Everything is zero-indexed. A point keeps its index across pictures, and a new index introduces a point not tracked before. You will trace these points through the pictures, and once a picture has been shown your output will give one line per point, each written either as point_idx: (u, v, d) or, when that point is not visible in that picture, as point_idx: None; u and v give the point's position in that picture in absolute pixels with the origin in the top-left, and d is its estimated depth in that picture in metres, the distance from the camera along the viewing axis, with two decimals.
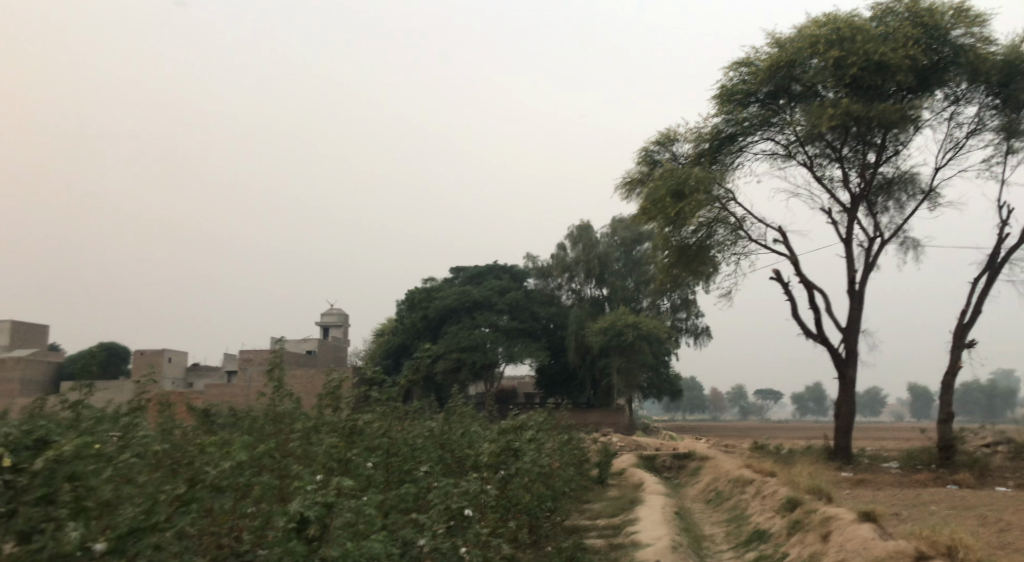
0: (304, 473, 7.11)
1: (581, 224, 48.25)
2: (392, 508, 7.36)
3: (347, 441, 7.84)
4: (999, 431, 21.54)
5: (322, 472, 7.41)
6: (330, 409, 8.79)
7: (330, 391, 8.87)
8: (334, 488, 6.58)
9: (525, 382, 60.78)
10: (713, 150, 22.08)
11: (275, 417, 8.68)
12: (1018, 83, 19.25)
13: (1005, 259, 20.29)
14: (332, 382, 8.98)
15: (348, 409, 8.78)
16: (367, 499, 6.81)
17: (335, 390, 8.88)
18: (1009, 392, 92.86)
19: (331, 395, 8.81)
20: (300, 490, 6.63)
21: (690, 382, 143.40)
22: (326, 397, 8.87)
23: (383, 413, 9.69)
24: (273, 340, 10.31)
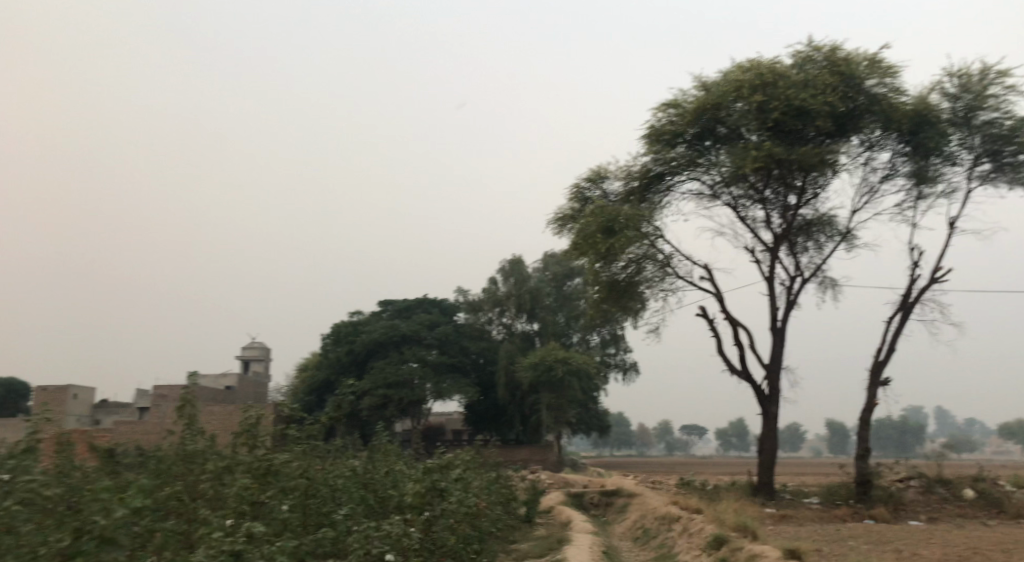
0: (212, 518, 6.76)
1: (512, 259, 48.29)
2: (308, 554, 7.05)
3: (260, 483, 7.54)
4: (913, 466, 22.22)
5: (233, 518, 7.05)
6: (246, 448, 8.38)
7: (246, 427, 8.47)
8: (243, 535, 6.24)
9: (453, 418, 60.10)
10: (642, 188, 22.46)
11: (185, 456, 8.25)
12: (926, 132, 20.26)
13: (917, 299, 21.13)
14: (250, 419, 8.60)
15: (264, 448, 8.42)
16: (279, 545, 6.53)
17: (253, 426, 8.49)
18: (919, 428, 96.60)
19: (248, 432, 8.41)
20: (207, 537, 6.28)
21: (617, 419, 144.31)
22: (244, 434, 8.45)
23: (301, 452, 9.33)
24: (186, 376, 9.84)
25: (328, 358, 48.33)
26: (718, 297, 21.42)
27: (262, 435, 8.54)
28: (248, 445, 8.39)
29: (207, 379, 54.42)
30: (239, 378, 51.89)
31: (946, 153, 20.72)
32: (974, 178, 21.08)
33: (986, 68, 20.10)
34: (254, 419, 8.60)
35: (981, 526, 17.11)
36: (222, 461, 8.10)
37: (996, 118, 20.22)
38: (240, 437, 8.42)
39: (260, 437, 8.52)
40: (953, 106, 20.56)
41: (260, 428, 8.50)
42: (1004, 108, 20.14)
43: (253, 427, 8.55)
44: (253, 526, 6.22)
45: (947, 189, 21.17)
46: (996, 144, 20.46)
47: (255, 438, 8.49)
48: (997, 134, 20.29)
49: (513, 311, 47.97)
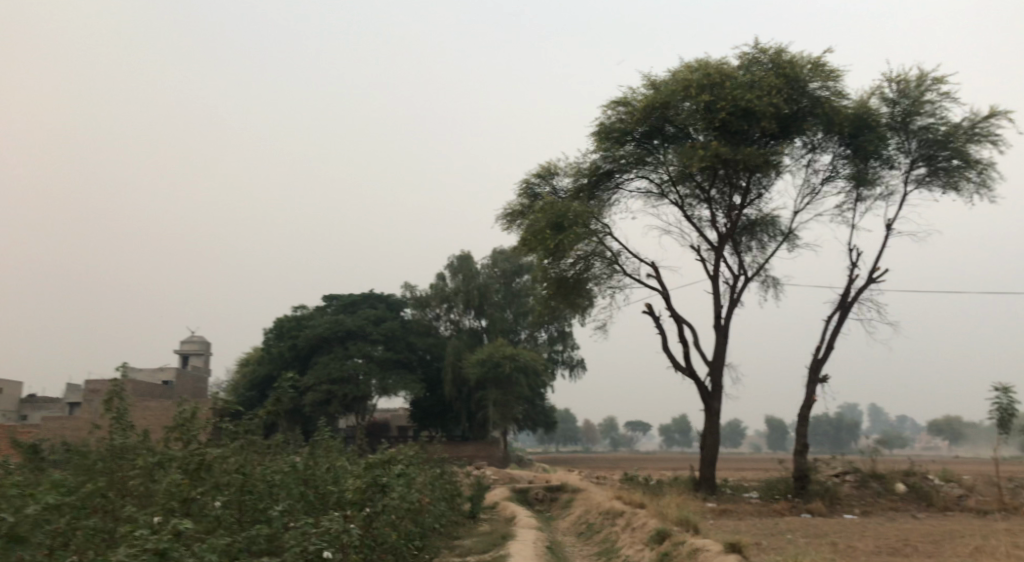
0: (138, 516, 6.54)
1: (461, 255, 48.08)
2: (241, 551, 6.86)
3: (191, 480, 7.32)
4: (849, 461, 22.77)
5: (161, 515, 6.82)
6: (179, 441, 8.14)
7: (180, 421, 8.22)
8: (169, 532, 6.05)
9: (399, 414, 59.66)
10: (591, 185, 22.55)
11: (115, 453, 7.98)
12: (866, 135, 20.78)
13: (855, 298, 21.67)
14: (186, 413, 8.36)
15: (197, 442, 8.13)
16: (209, 543, 6.34)
17: (188, 419, 8.24)
18: (854, 425, 99.42)
19: (183, 425, 8.16)
20: (131, 536, 6.07)
21: (563, 415, 145.06)
22: (179, 428, 8.20)
23: (238, 448, 9.09)
24: (117, 368, 9.49)
25: (271, 353, 47.53)
26: (664, 294, 21.63)
27: (198, 428, 8.30)
28: (183, 438, 8.13)
29: (144, 374, 53.04)
30: (178, 373, 50.70)
31: (884, 156, 21.28)
32: (911, 181, 21.70)
33: (923, 75, 20.70)
34: (191, 413, 8.35)
35: (912, 519, 17.64)
36: (153, 457, 7.84)
37: (931, 123, 20.86)
38: (175, 430, 8.17)
39: (195, 431, 8.28)
40: (891, 111, 21.13)
41: (196, 422, 8.25)
42: (939, 114, 20.78)
43: (188, 421, 8.29)
44: (180, 523, 6.00)
45: (884, 191, 21.74)
46: (931, 149, 21.10)
47: (190, 431, 8.24)
48: (932, 139, 20.92)
49: (461, 307, 47.75)
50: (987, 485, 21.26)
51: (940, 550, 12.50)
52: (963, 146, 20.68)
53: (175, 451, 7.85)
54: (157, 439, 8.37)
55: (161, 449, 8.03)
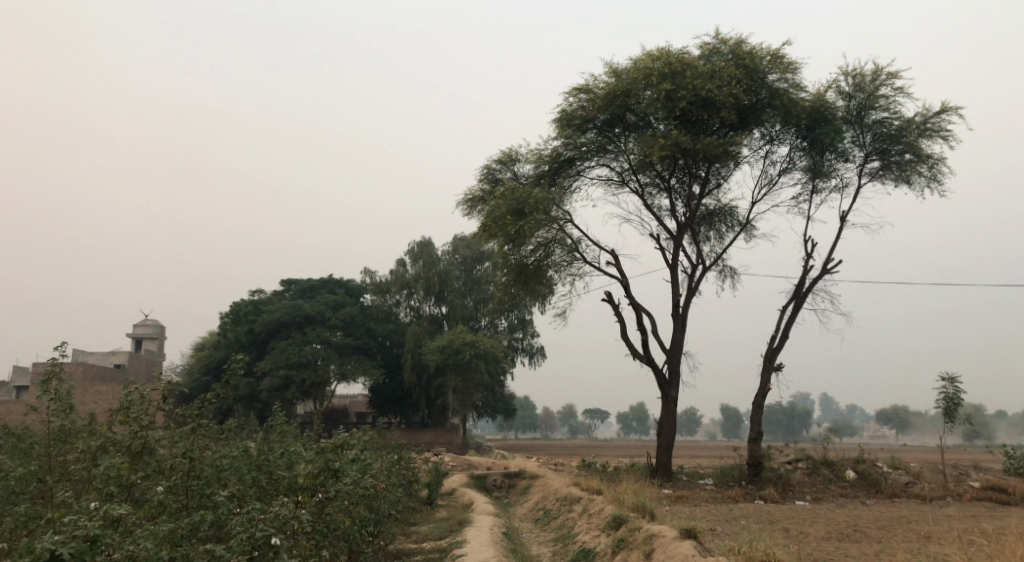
0: (74, 503, 6.37)
1: (422, 241, 47.76)
2: (184, 538, 6.71)
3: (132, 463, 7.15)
4: (801, 449, 23.18)
5: (100, 501, 6.65)
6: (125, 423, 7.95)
7: (128, 403, 8.02)
8: (105, 517, 5.88)
9: (357, 400, 59.25)
10: (552, 172, 22.50)
11: None
12: (822, 128, 21.05)
13: (809, 288, 21.98)
14: (135, 394, 8.15)
15: (141, 424, 7.93)
16: (148, 529, 6.18)
17: (137, 400, 8.05)
18: (806, 413, 101.45)
19: (131, 407, 7.97)
20: (66, 522, 5.90)
21: (522, 402, 145.49)
22: (126, 408, 8.00)
23: (186, 431, 8.89)
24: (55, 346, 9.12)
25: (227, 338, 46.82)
26: (624, 282, 21.71)
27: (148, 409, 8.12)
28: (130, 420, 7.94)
29: (95, 357, 51.87)
30: (130, 356, 49.69)
31: (839, 149, 21.58)
32: (865, 174, 22.04)
33: (878, 69, 21.01)
34: (141, 393, 8.17)
35: (860, 505, 18.03)
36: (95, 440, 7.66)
37: (885, 118, 21.20)
38: (121, 411, 7.97)
39: (144, 411, 8.10)
40: (847, 104, 21.45)
41: (143, 402, 8.05)
42: (893, 109, 21.12)
43: (136, 402, 8.10)
44: (114, 509, 5.82)
45: (839, 184, 22.06)
46: (884, 143, 21.47)
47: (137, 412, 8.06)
48: (886, 132, 21.26)
49: (421, 293, 47.50)
50: (934, 472, 21.81)
51: (887, 535, 12.79)
52: (916, 140, 21.04)
53: (118, 434, 7.68)
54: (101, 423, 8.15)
55: (104, 432, 7.85)
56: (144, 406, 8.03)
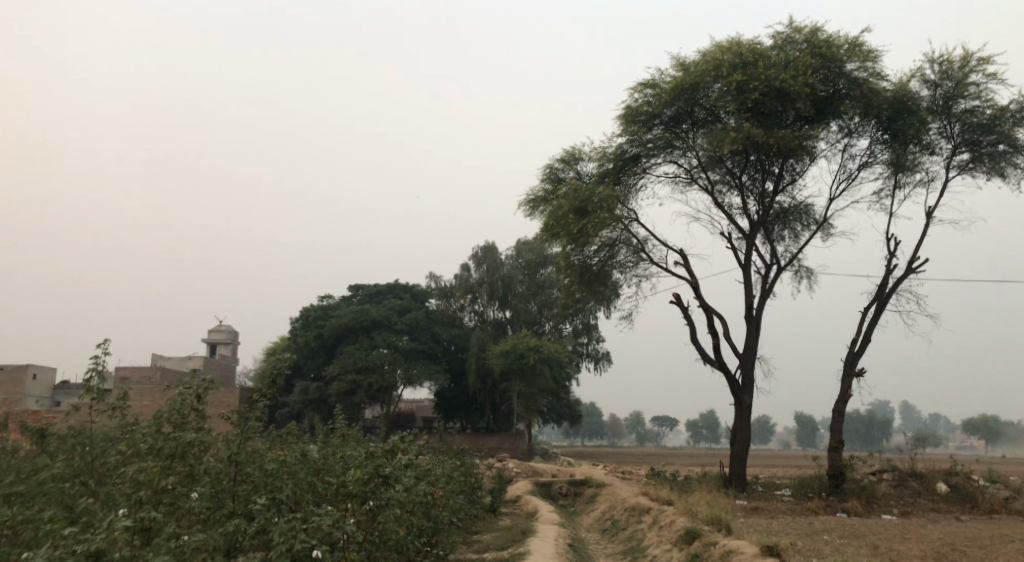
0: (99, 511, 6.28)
1: (486, 245, 47.46)
2: (216, 549, 6.51)
3: (165, 467, 7.03)
4: (886, 460, 21.93)
5: (127, 508, 6.53)
6: (171, 426, 7.75)
7: (175, 407, 7.84)
8: (115, 527, 5.70)
9: (423, 404, 59.41)
10: (616, 170, 21.82)
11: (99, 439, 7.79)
12: (906, 118, 19.90)
13: (893, 289, 20.77)
14: (178, 395, 7.97)
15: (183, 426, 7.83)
16: (169, 542, 5.99)
17: (185, 401, 7.88)
18: (885, 422, 97.66)
19: (178, 409, 7.81)
20: (81, 533, 5.78)
21: (588, 409, 144.50)
22: (168, 410, 7.85)
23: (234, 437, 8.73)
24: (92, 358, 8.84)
25: (297, 342, 47.66)
26: (693, 283, 20.89)
27: (197, 410, 7.94)
28: (172, 424, 7.78)
29: (173, 362, 53.52)
30: (206, 361, 51.14)
31: (925, 141, 20.33)
32: (953, 168, 20.72)
33: (968, 54, 19.73)
34: (183, 393, 8.00)
35: (953, 521, 16.82)
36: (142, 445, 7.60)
37: (976, 106, 19.91)
38: (165, 415, 7.81)
39: (192, 412, 7.91)
40: (932, 94, 20.22)
41: (182, 401, 7.86)
42: (985, 96, 19.82)
43: (181, 404, 7.91)
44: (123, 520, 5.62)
45: (925, 177, 20.78)
46: (974, 134, 20.15)
47: (182, 415, 7.88)
48: (977, 122, 19.97)
49: (485, 298, 47.07)
50: None
51: (986, 556, 11.74)
52: (1010, 129, 19.68)
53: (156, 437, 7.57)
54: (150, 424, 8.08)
55: (147, 435, 7.73)
56: (183, 407, 7.85)
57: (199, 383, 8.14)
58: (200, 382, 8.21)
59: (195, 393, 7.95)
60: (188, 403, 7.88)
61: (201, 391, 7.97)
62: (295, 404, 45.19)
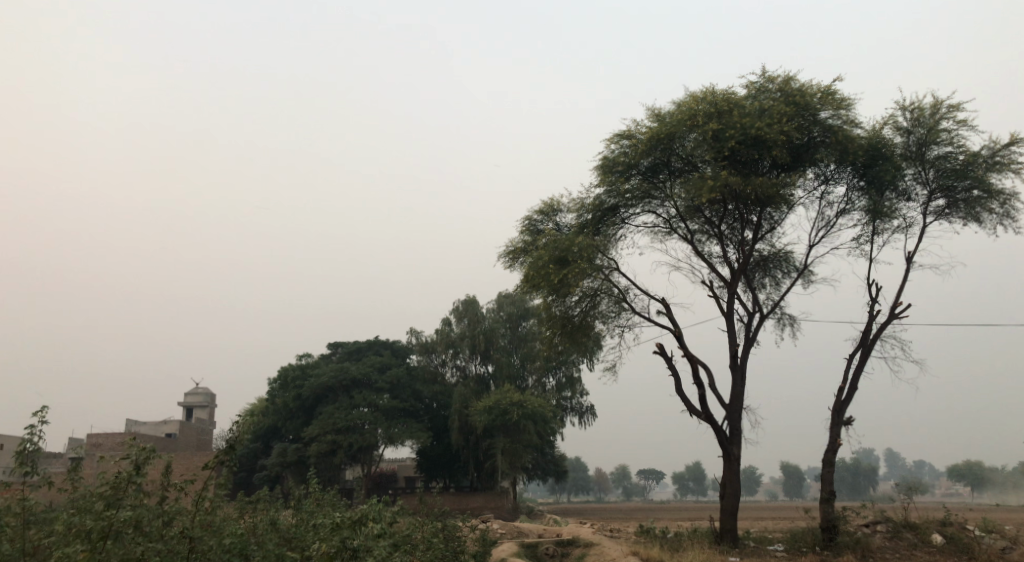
0: None
1: (466, 299, 47.10)
2: None
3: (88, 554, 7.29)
4: (879, 510, 21.52)
5: None
6: (107, 502, 7.76)
7: (113, 482, 7.75)
8: None
9: (405, 464, 58.11)
10: (595, 221, 21.66)
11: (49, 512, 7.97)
12: (881, 165, 20.01)
13: (877, 336, 20.59)
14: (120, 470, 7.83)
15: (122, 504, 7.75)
16: None
17: (123, 476, 7.74)
18: (871, 469, 97.26)
19: (117, 484, 7.74)
20: None
21: (573, 464, 142.93)
22: (108, 486, 7.79)
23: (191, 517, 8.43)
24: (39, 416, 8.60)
25: (276, 404, 46.84)
26: (677, 333, 20.58)
27: (134, 482, 7.93)
28: (109, 500, 7.74)
29: (147, 427, 52.18)
30: (181, 425, 49.91)
31: (899, 187, 20.42)
32: (929, 214, 20.76)
33: (938, 102, 19.96)
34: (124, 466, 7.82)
35: None
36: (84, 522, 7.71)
37: (949, 152, 20.06)
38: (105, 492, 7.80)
39: (130, 485, 7.86)
40: (905, 140, 20.38)
41: (120, 478, 7.76)
42: (957, 142, 19.99)
43: (120, 479, 7.81)
44: None
45: (902, 223, 20.79)
46: (949, 179, 20.24)
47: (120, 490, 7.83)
48: (950, 168, 20.10)
49: (467, 353, 46.46)
50: None
51: None
52: (984, 174, 19.80)
53: (93, 515, 7.69)
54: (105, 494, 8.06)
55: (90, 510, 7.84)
56: (120, 484, 7.77)
57: (140, 452, 7.89)
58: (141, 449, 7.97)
59: (135, 466, 7.78)
60: (125, 479, 7.75)
61: (139, 463, 7.75)
62: (273, 467, 44.07)
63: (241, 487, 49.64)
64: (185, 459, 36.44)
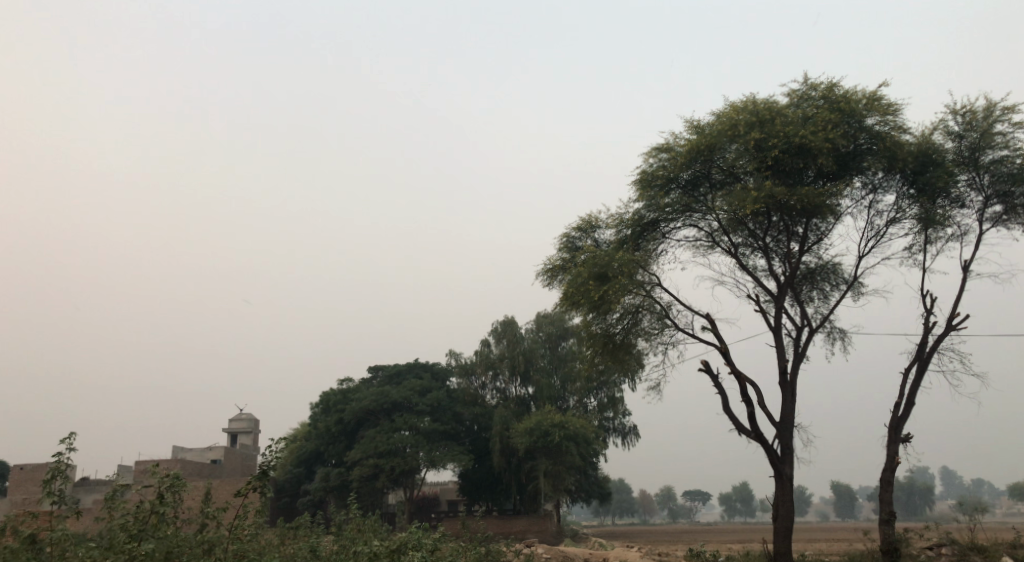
0: None
1: (505, 320, 46.81)
2: None
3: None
4: (942, 531, 20.60)
5: None
6: (128, 536, 8.89)
7: (138, 517, 9.07)
8: None
9: (448, 488, 57.72)
10: (634, 236, 21.21)
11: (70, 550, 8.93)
12: (932, 171, 19.31)
13: (933, 349, 19.77)
14: (142, 504, 9.17)
15: (148, 537, 8.87)
16: None
17: (147, 509, 9.06)
18: (928, 488, 94.34)
19: (139, 519, 9.00)
20: None
21: (617, 486, 141.29)
22: (129, 522, 9.05)
23: (210, 546, 9.53)
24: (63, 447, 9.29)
25: (318, 428, 46.97)
26: (723, 350, 19.98)
27: (157, 513, 9.15)
28: (129, 532, 8.94)
29: (192, 454, 52.65)
30: (226, 451, 50.29)
31: (952, 194, 19.67)
32: (985, 220, 19.95)
33: (991, 105, 19.23)
34: (147, 499, 9.17)
35: None
36: (107, 549, 8.74)
37: (1005, 156, 19.28)
38: (125, 527, 8.95)
39: (153, 519, 9.09)
40: (957, 146, 19.65)
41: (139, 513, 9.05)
42: (1013, 146, 19.21)
43: (143, 515, 9.11)
44: None
45: (957, 231, 19.99)
46: (1005, 185, 19.45)
47: (141, 527, 9.01)
48: (1007, 172, 19.30)
49: (507, 374, 46.02)
50: None
51: None
52: None
53: (117, 543, 8.77)
54: (125, 539, 8.84)
55: (113, 541, 8.92)
56: (140, 518, 9.07)
57: (164, 481, 9.27)
58: (165, 479, 9.33)
59: (158, 498, 9.12)
60: (145, 514, 9.08)
61: (163, 491, 9.16)
62: (316, 492, 44.08)
63: (284, 513, 49.75)
64: (224, 484, 36.70)
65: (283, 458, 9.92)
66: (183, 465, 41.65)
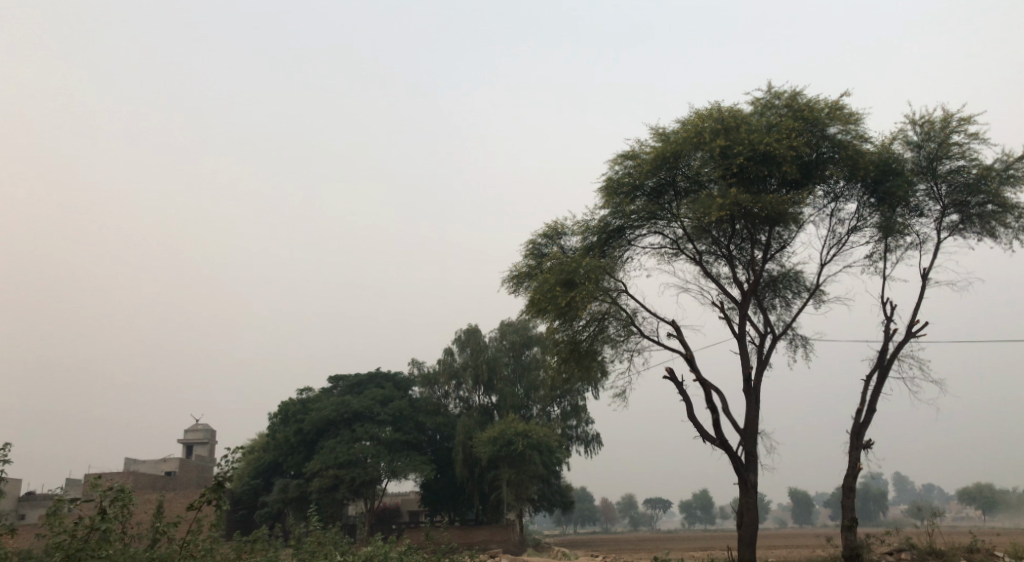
0: None
1: (469, 328, 46.53)
2: None
3: None
4: (902, 536, 20.78)
5: None
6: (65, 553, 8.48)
7: (77, 532, 8.68)
8: None
9: (409, 498, 57.05)
10: (601, 243, 21.14)
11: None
12: (892, 179, 19.54)
13: (894, 356, 19.99)
14: (83, 520, 8.79)
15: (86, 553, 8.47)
16: None
17: (87, 524, 8.68)
18: (882, 493, 96.24)
19: (79, 535, 8.61)
20: None
21: (579, 494, 141.32)
22: (66, 538, 8.65)
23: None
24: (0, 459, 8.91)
25: (276, 439, 46.12)
26: (688, 358, 19.96)
27: (97, 529, 8.75)
28: (65, 548, 8.52)
29: (146, 466, 51.30)
30: (181, 463, 49.10)
31: (910, 203, 19.98)
32: (943, 230, 20.27)
33: (948, 115, 19.57)
34: (87, 513, 8.80)
35: None
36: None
37: (962, 166, 19.63)
38: (64, 543, 8.54)
39: (93, 535, 8.71)
40: (915, 155, 19.97)
41: (77, 529, 8.66)
42: (969, 156, 19.57)
43: (82, 531, 8.72)
44: None
45: (915, 240, 20.29)
46: (962, 194, 19.79)
47: (79, 543, 8.62)
48: (963, 181, 19.65)
49: (470, 383, 45.70)
50: None
51: None
52: (998, 188, 19.36)
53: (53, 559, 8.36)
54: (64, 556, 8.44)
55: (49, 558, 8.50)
56: (78, 532, 8.68)
57: (107, 495, 8.91)
58: (109, 494, 8.97)
59: (101, 512, 8.77)
60: (84, 529, 8.69)
61: (105, 505, 8.80)
62: (274, 504, 43.20)
63: (241, 526, 48.68)
64: (178, 498, 35.73)
65: (239, 469, 9.54)
66: (135, 478, 40.52)
